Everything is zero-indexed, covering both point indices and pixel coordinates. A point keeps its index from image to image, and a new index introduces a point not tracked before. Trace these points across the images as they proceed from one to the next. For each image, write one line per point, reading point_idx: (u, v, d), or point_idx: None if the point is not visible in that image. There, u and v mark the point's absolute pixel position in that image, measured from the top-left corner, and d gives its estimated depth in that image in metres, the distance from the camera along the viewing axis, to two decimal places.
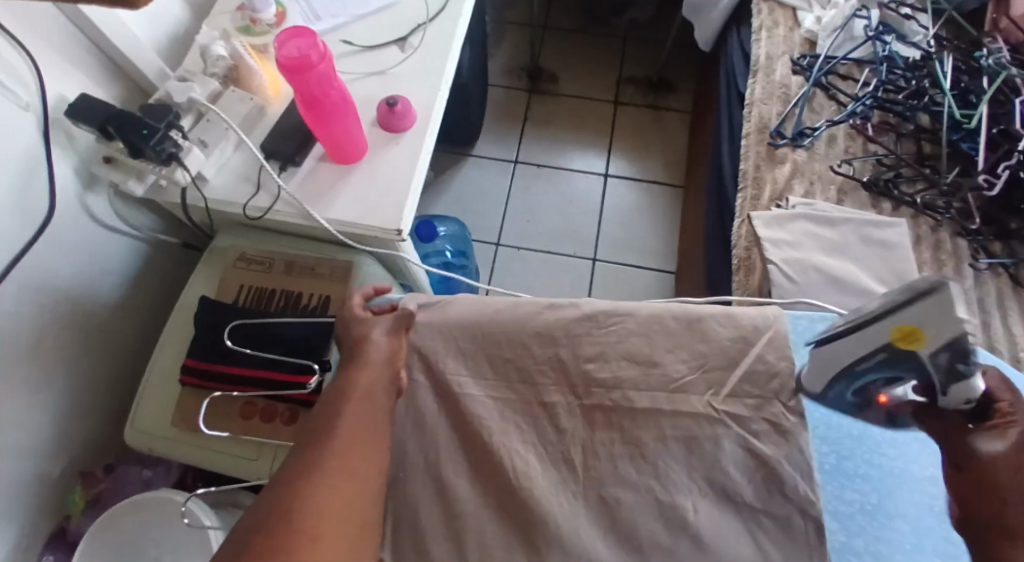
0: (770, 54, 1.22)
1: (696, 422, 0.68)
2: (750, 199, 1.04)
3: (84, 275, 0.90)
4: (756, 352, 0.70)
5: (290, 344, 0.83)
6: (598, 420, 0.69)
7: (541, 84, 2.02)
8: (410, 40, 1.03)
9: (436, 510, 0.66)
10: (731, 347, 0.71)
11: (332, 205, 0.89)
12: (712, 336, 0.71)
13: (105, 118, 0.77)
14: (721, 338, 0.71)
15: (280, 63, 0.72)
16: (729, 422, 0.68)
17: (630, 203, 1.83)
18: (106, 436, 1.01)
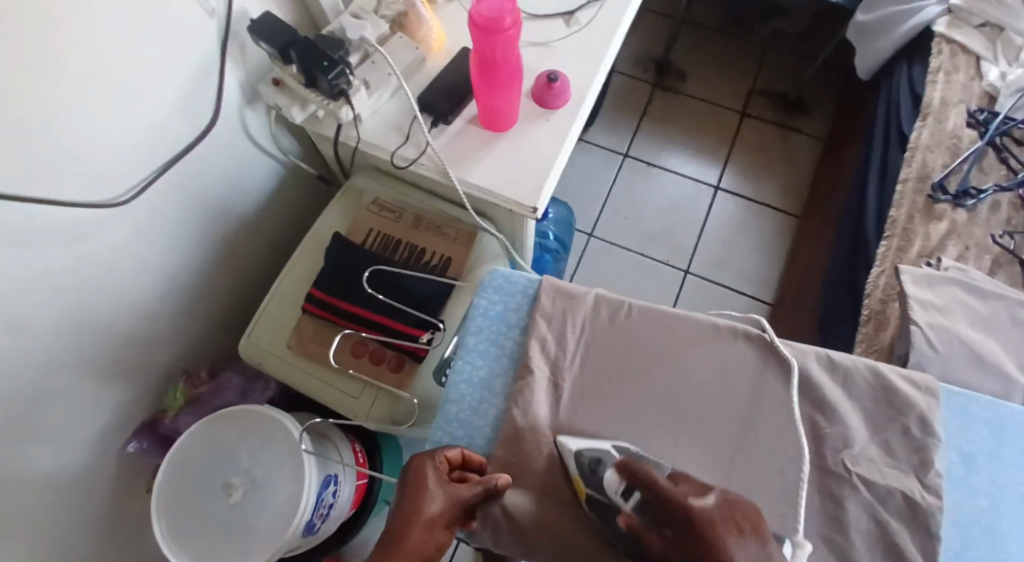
0: (945, 100, 1.14)
1: (825, 478, 0.67)
2: (895, 250, 0.99)
3: (227, 187, 0.93)
4: (903, 423, 0.68)
5: (414, 296, 0.86)
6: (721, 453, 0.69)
7: (667, 80, 1.95)
8: (578, 16, 1.00)
9: (548, 501, 0.69)
10: (876, 410, 0.70)
11: (475, 169, 0.88)
12: (856, 393, 0.70)
13: (288, 41, 0.78)
14: (854, 394, 0.70)
15: (473, 19, 0.71)
16: (858, 485, 0.66)
17: (737, 221, 1.76)
18: (213, 343, 1.06)
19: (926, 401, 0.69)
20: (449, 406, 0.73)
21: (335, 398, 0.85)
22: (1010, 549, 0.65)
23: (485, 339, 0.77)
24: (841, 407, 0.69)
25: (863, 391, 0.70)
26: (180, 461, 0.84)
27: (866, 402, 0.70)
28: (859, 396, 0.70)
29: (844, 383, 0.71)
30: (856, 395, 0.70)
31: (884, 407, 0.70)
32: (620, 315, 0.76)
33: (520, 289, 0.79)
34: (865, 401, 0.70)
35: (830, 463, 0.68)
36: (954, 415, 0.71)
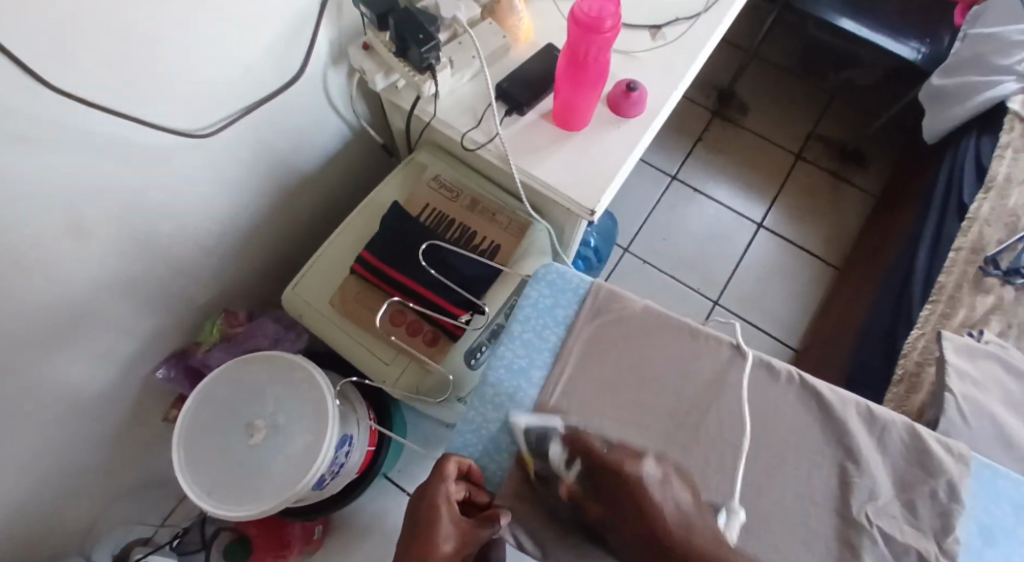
0: (1010, 177, 1.13)
1: (845, 523, 0.67)
2: (939, 315, 1.00)
3: (298, 141, 0.96)
4: (928, 487, 0.68)
5: (460, 277, 0.86)
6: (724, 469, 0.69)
7: (728, 110, 1.95)
8: (665, 31, 1.01)
9: None
10: (906, 470, 0.70)
11: (541, 163, 0.90)
12: (887, 446, 0.71)
13: (389, 9, 0.80)
14: (887, 447, 0.71)
15: (575, 16, 0.72)
16: (876, 535, 0.66)
17: (774, 262, 1.75)
18: (253, 288, 1.08)
19: (955, 467, 0.69)
20: (486, 387, 0.73)
21: (367, 362, 0.86)
22: None
23: (530, 330, 0.75)
24: (872, 460, 0.70)
25: (897, 447, 0.71)
26: (207, 395, 0.86)
27: (899, 457, 0.70)
28: (892, 451, 0.70)
29: (878, 435, 0.71)
30: (890, 450, 0.71)
31: (915, 467, 0.70)
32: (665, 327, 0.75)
33: (573, 287, 0.77)
34: (896, 456, 0.70)
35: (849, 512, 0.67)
36: (982, 486, 0.70)
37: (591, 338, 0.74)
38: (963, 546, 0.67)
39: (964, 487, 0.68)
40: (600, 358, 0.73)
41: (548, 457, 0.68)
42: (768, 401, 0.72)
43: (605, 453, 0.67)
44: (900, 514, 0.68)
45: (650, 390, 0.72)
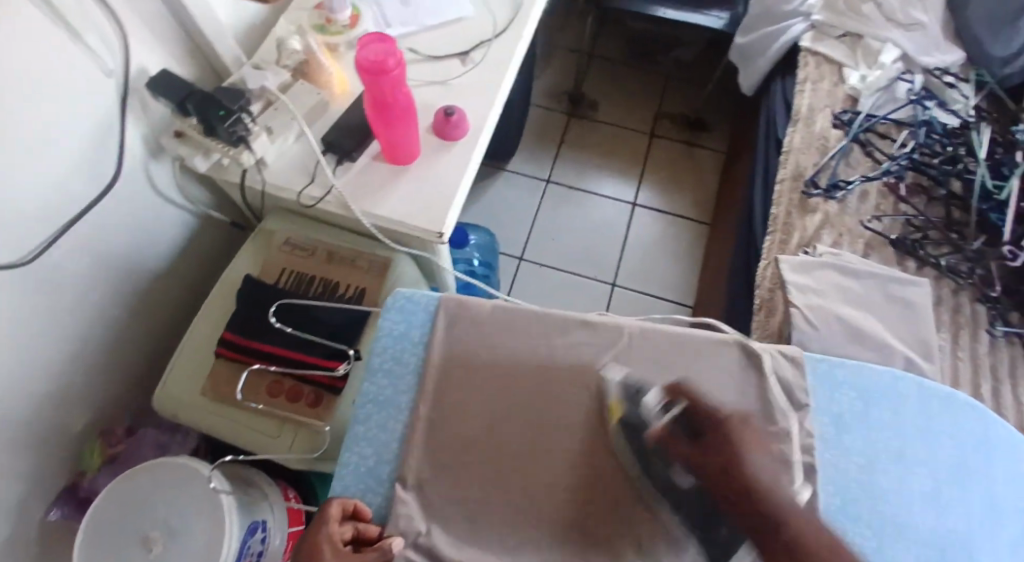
0: (812, 107, 1.25)
1: None
2: (778, 242, 1.09)
3: (134, 243, 0.96)
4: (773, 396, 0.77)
5: (326, 329, 0.89)
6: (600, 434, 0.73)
7: (581, 109, 2.03)
8: (472, 55, 1.05)
9: None
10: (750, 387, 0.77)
11: (382, 202, 0.93)
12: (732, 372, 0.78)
13: (185, 95, 0.84)
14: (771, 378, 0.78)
15: (360, 64, 0.77)
16: None
17: (656, 234, 1.85)
18: (131, 396, 1.05)
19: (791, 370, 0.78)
20: (357, 426, 0.75)
21: (256, 440, 0.87)
22: (887, 500, 0.73)
23: (389, 359, 0.78)
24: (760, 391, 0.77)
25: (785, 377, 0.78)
26: (96, 520, 0.85)
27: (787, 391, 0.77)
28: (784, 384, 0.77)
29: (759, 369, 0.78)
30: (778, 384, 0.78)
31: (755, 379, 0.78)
32: (516, 319, 0.80)
33: (423, 307, 0.81)
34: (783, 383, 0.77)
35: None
36: (822, 381, 0.79)
37: (450, 349, 0.78)
38: (818, 442, 0.75)
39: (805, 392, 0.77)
40: (463, 364, 0.77)
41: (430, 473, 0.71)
42: (630, 359, 0.78)
43: (689, 445, 0.64)
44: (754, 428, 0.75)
45: (515, 381, 0.76)
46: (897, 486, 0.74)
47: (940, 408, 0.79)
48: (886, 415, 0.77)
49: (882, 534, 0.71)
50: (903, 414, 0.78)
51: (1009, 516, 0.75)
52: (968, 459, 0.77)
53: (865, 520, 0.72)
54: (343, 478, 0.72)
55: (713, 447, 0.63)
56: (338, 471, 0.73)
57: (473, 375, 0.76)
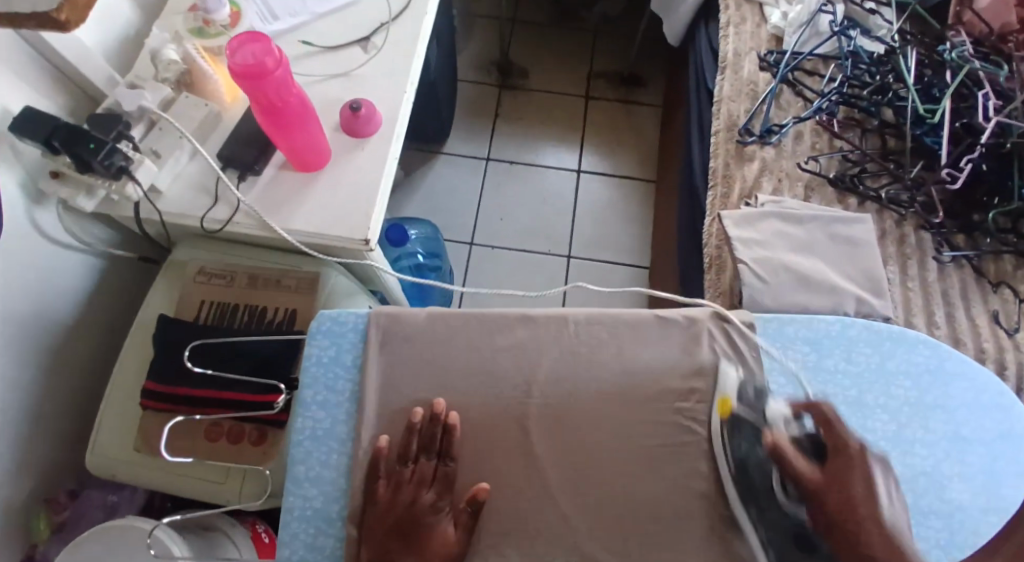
0: (738, 51, 1.20)
1: (669, 429, 0.71)
2: (720, 197, 1.06)
3: (35, 299, 0.88)
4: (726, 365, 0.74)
5: (257, 361, 0.82)
6: (554, 429, 0.71)
7: (511, 79, 1.96)
8: (373, 40, 0.98)
9: None
10: (701, 356, 0.74)
11: (295, 215, 0.85)
12: (684, 347, 0.75)
13: (51, 131, 0.76)
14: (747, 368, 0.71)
15: (234, 70, 0.70)
16: (695, 426, 0.71)
17: (603, 198, 1.80)
18: (63, 460, 0.98)
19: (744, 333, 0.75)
20: (297, 465, 0.70)
21: (204, 491, 0.81)
22: None
23: (322, 388, 0.73)
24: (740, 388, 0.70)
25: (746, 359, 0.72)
26: None
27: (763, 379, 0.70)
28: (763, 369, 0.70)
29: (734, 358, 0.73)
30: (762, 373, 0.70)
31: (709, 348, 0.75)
32: (452, 323, 0.75)
33: (351, 327, 0.75)
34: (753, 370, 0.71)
35: (668, 421, 0.71)
36: (775, 339, 0.76)
37: (387, 367, 0.73)
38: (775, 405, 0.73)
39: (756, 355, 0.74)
40: (401, 379, 0.72)
41: (396, 496, 0.66)
42: (591, 346, 0.74)
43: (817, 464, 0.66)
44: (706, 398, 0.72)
45: (459, 388, 0.72)
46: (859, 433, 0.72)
47: (892, 347, 0.77)
48: (841, 364, 0.75)
49: None
50: (856, 360, 0.76)
51: (975, 445, 0.74)
52: (925, 394, 0.75)
53: None
54: (290, 524, 0.68)
55: (841, 464, 0.65)
56: (283, 518, 0.68)
57: (413, 390, 0.72)
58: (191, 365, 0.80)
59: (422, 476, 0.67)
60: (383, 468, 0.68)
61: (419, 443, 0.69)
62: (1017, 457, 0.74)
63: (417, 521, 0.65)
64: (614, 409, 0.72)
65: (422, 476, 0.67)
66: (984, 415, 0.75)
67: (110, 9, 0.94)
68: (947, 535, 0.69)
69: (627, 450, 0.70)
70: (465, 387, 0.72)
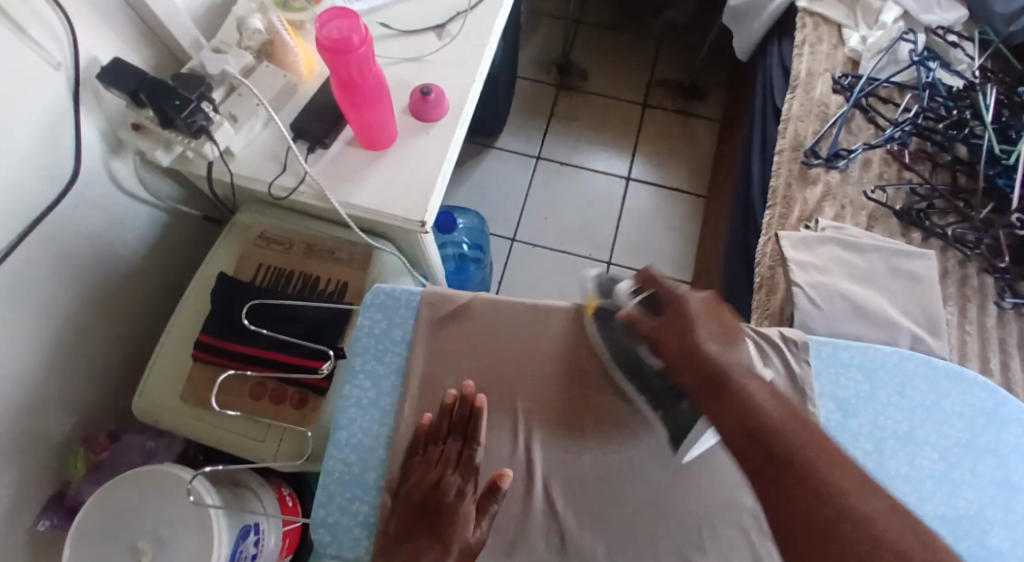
0: (811, 71, 1.18)
1: (711, 441, 0.70)
2: (778, 217, 1.04)
3: (100, 244, 0.92)
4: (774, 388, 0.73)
5: (307, 327, 0.85)
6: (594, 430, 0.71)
7: (570, 79, 1.95)
8: (449, 28, 0.99)
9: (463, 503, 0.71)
10: None
11: (358, 191, 0.87)
12: None
13: (139, 84, 0.79)
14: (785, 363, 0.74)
15: (320, 43, 0.71)
16: None
17: (651, 208, 1.79)
18: (108, 403, 1.02)
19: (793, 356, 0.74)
20: (340, 433, 0.71)
21: (240, 446, 0.82)
22: (894, 486, 0.70)
23: (371, 359, 0.74)
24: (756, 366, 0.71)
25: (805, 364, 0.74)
26: (83, 531, 0.80)
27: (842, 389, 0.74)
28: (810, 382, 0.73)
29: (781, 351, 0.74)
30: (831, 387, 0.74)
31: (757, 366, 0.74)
32: (504, 312, 0.76)
33: (404, 302, 0.76)
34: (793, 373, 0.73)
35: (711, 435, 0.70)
36: (826, 365, 0.75)
37: (437, 346, 0.74)
38: (824, 430, 0.72)
39: (803, 374, 0.74)
40: (449, 363, 0.73)
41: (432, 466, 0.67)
42: (640, 350, 0.74)
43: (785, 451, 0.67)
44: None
45: (506, 377, 0.73)
46: (907, 470, 0.71)
47: (949, 387, 0.75)
48: (895, 397, 0.74)
49: None
50: (910, 396, 0.74)
51: None
52: (979, 437, 0.73)
53: None
54: (327, 488, 0.69)
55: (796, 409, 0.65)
56: (321, 482, 0.69)
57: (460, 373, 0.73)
58: (248, 323, 0.82)
59: (445, 455, 0.68)
60: (420, 445, 0.69)
61: (449, 425, 0.69)
62: None
63: (439, 503, 0.64)
64: (657, 415, 0.71)
65: (448, 457, 0.67)
66: None
67: None
68: None
69: (667, 459, 0.69)
70: (512, 376, 0.73)
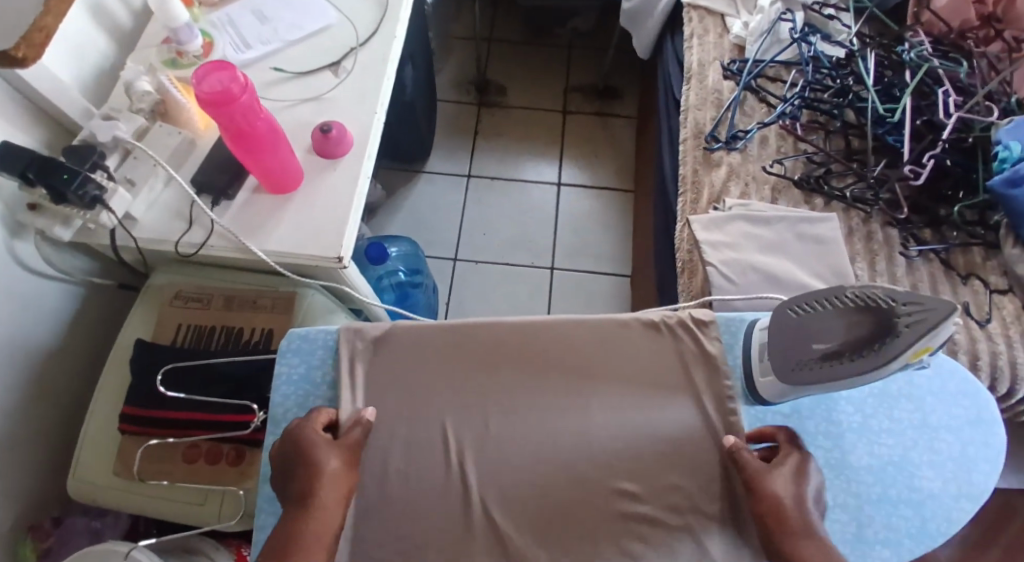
0: (702, 61, 1.23)
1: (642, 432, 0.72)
2: (690, 202, 1.08)
3: (15, 332, 0.89)
4: (689, 370, 0.75)
5: (232, 381, 0.84)
6: (524, 441, 0.71)
7: (488, 97, 1.99)
8: (343, 64, 1.00)
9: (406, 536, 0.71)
10: (671, 360, 0.76)
11: (270, 237, 0.87)
12: (653, 350, 0.76)
13: (25, 164, 0.78)
14: (862, 323, 0.64)
15: (201, 98, 0.72)
16: (670, 426, 0.72)
17: (584, 210, 1.82)
18: (46, 490, 0.98)
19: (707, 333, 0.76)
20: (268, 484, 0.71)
21: (181, 512, 0.82)
22: (816, 445, 0.72)
23: (293, 406, 0.74)
24: (884, 353, 0.62)
25: (842, 308, 0.67)
26: None
27: (788, 320, 0.70)
28: (820, 325, 0.67)
29: (876, 313, 0.64)
30: (812, 326, 0.68)
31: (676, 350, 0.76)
32: (426, 339, 0.77)
33: (320, 344, 0.77)
34: (847, 327, 0.65)
35: (639, 426, 0.72)
36: (734, 339, 0.77)
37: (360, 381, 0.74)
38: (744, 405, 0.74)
39: (716, 349, 0.75)
40: (375, 396, 0.73)
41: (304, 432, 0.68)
42: (562, 354, 0.76)
43: (806, 376, 0.66)
44: (674, 397, 0.74)
45: (435, 403, 0.73)
46: (826, 428, 0.73)
47: None
48: None
49: None
50: None
51: (941, 433, 0.75)
52: (892, 384, 0.77)
53: None
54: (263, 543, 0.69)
55: None
56: (255, 538, 0.69)
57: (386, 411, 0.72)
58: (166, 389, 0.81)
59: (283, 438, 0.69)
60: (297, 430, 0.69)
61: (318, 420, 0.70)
62: (983, 441, 0.75)
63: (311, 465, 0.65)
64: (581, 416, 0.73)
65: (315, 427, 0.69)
66: (951, 404, 0.77)
67: (81, 43, 0.96)
68: (919, 523, 0.70)
69: (601, 457, 0.70)
70: (440, 401, 0.73)
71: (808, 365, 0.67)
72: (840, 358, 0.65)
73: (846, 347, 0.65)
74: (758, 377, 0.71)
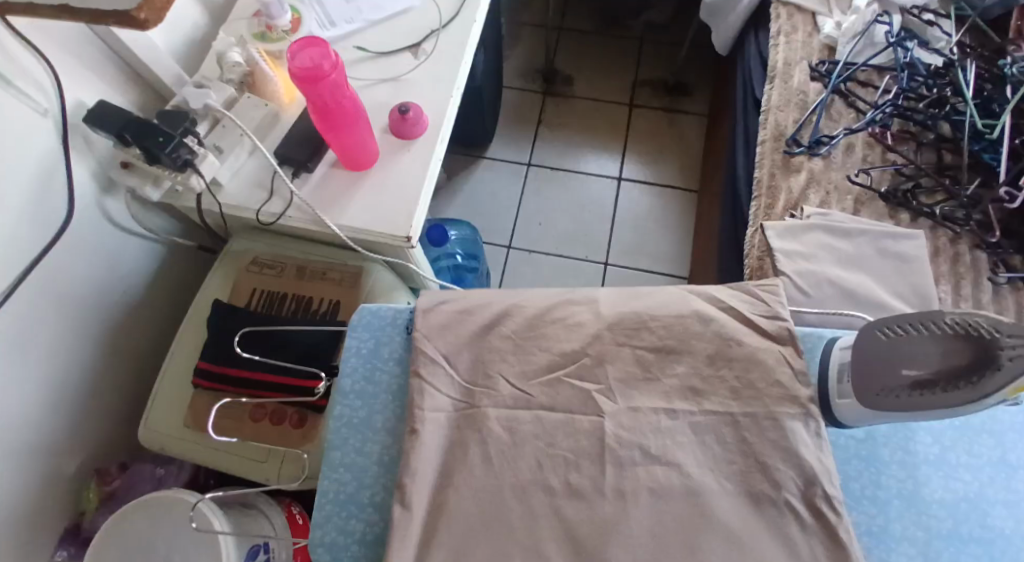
0: (788, 60, 1.19)
1: None
2: (764, 207, 1.05)
3: (98, 283, 0.94)
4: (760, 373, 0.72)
5: (300, 348, 0.86)
6: None
7: (555, 86, 1.97)
8: (423, 46, 1.01)
9: None
10: None
11: (344, 212, 0.88)
12: None
13: (123, 125, 0.81)
14: (961, 353, 0.62)
15: (293, 72, 0.74)
16: None
17: (644, 207, 1.80)
18: (115, 436, 1.03)
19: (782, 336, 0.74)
20: (333, 452, 0.72)
21: (244, 467, 0.85)
22: (887, 472, 0.70)
23: (360, 378, 0.76)
24: (982, 386, 0.60)
25: (938, 335, 0.64)
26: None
27: (875, 339, 0.67)
28: (912, 350, 0.65)
29: (977, 344, 0.61)
30: (902, 350, 0.65)
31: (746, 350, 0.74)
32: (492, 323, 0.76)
33: (389, 321, 0.78)
34: (942, 355, 0.63)
35: None
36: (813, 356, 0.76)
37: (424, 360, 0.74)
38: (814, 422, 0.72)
39: None
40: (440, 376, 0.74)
41: None
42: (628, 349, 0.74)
43: (890, 402, 0.64)
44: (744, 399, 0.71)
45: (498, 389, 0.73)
46: (900, 456, 0.71)
47: None
48: None
49: (887, 509, 0.68)
50: None
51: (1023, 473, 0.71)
52: (971, 417, 0.74)
53: (868, 495, 0.69)
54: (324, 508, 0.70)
55: None
56: (317, 502, 0.70)
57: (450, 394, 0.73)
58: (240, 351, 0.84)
59: None
60: None
61: None
62: None
63: None
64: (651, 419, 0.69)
65: None
66: None
67: (178, 10, 0.99)
68: None
69: None
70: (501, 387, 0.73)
71: (895, 392, 0.64)
72: (931, 388, 0.62)
73: (940, 378, 0.62)
74: (835, 399, 0.69)
